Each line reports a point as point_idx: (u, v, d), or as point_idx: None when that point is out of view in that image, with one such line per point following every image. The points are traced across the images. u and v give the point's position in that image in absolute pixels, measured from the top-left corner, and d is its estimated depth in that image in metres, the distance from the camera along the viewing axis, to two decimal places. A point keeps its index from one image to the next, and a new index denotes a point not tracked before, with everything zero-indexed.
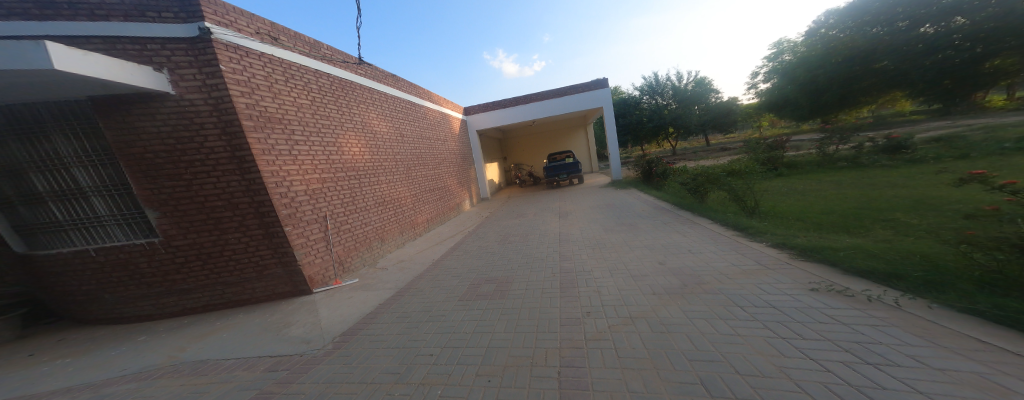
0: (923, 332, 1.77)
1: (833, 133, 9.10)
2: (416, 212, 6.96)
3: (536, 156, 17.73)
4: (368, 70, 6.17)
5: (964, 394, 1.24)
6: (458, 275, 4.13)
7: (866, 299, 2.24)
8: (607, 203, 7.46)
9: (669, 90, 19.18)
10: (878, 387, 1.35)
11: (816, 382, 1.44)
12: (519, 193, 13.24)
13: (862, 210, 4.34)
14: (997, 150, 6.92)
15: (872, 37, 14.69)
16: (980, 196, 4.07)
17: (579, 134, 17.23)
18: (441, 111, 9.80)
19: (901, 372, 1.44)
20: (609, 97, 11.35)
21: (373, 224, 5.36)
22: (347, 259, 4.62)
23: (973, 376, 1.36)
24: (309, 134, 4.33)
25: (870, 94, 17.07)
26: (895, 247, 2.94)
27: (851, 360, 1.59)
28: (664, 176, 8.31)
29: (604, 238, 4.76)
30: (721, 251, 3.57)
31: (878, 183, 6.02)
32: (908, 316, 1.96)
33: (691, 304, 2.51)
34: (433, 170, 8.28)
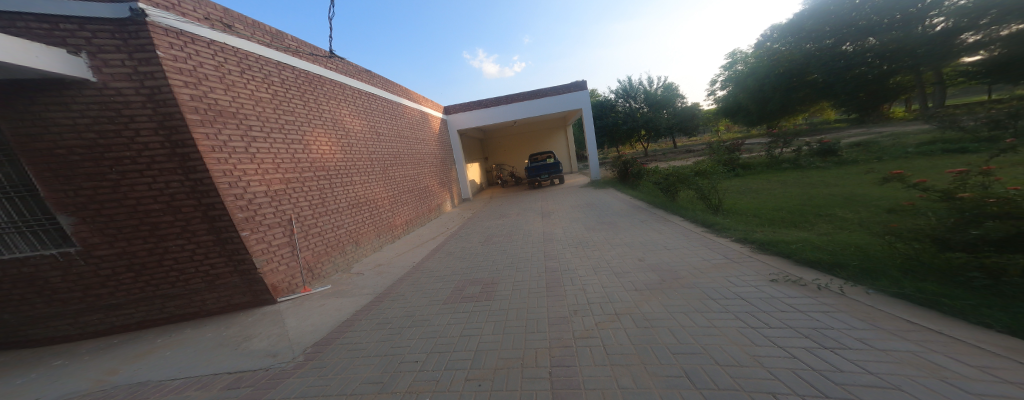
0: (866, 316, 2.00)
1: (777, 138, 10.07)
2: (394, 214, 6.70)
3: (516, 156, 17.79)
4: (339, 64, 5.85)
5: (905, 372, 1.43)
6: (440, 277, 4.05)
7: (817, 288, 2.50)
8: (587, 202, 7.66)
9: (641, 94, 20.11)
10: (838, 370, 1.51)
11: (785, 369, 1.57)
12: (499, 194, 13.23)
13: (807, 205, 4.86)
14: (903, 153, 8.12)
15: (806, 51, 17.51)
16: (896, 193, 4.74)
17: (556, 135, 17.60)
18: (420, 109, 9.53)
19: (853, 354, 1.63)
20: (585, 99, 11.70)
21: (347, 227, 5.08)
22: (317, 265, 4.33)
23: (910, 354, 1.57)
24: (270, 130, 4.00)
25: (805, 103, 19.67)
26: (837, 240, 3.30)
27: (812, 346, 1.76)
28: (639, 175, 8.71)
29: (587, 237, 4.89)
30: (693, 247, 3.81)
31: (817, 181, 6.78)
32: (852, 302, 2.21)
33: (670, 298, 2.65)
34: (412, 170, 8.03)
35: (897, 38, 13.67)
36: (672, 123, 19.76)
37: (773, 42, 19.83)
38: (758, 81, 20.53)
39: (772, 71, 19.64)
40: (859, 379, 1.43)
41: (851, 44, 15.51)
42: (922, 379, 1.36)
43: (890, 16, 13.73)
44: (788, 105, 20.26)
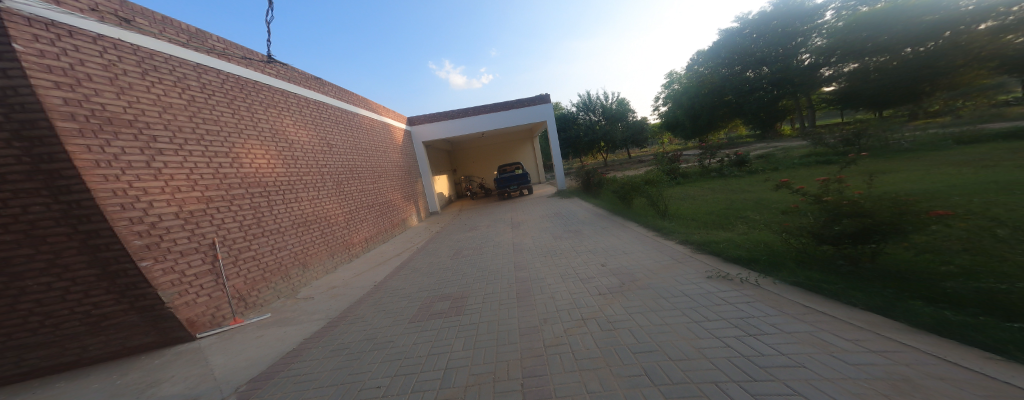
0: (775, 303, 2.37)
1: (706, 151, 11.47)
2: (351, 232, 6.23)
3: (481, 168, 17.78)
4: (281, 70, 5.34)
5: (806, 350, 1.72)
6: (403, 296, 3.85)
7: (739, 281, 2.88)
8: (555, 212, 7.89)
9: (599, 108, 21.44)
10: (760, 354, 1.75)
11: (724, 358, 1.78)
12: (467, 206, 12.96)
13: (731, 209, 5.55)
14: (793, 163, 9.80)
15: (722, 75, 21.48)
16: (788, 197, 5.67)
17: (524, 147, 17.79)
18: (381, 120, 9.13)
19: (771, 339, 1.90)
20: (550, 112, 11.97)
21: (290, 249, 4.57)
22: (250, 292, 3.81)
23: (809, 334, 1.88)
24: (184, 142, 3.46)
25: (724, 120, 22.85)
26: (753, 238, 3.85)
27: (739, 334, 2.02)
28: (599, 185, 9.19)
29: (555, 245, 5.04)
30: (645, 250, 4.15)
31: (737, 188, 7.87)
32: (764, 292, 2.60)
33: (629, 300, 2.84)
34: (372, 183, 7.58)
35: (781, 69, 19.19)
36: (626, 135, 21.29)
37: (701, 66, 22.98)
38: (689, 99, 23.20)
39: (699, 91, 22.60)
40: (775, 361, 1.67)
41: (752, 71, 20.56)
42: (817, 355, 1.64)
43: (776, 49, 19.43)
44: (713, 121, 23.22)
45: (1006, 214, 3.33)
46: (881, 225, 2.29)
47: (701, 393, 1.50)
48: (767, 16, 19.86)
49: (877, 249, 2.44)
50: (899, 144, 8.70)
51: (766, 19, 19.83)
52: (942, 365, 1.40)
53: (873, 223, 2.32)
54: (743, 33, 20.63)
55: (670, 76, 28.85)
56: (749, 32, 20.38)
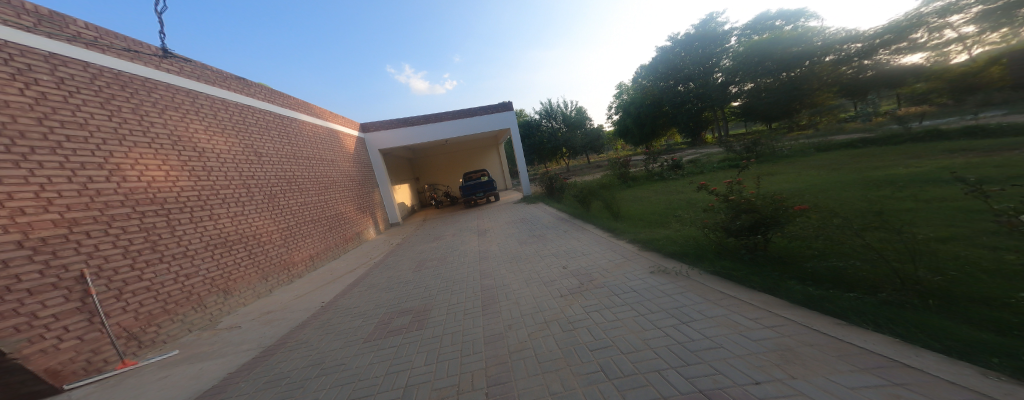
0: (701, 292, 2.79)
1: (650, 156, 12.57)
2: (290, 250, 5.59)
3: (445, 175, 17.33)
4: (185, 67, 4.54)
5: (722, 330, 2.14)
6: (354, 315, 3.55)
7: (674, 274, 3.24)
8: (521, 218, 7.95)
9: (559, 114, 21.80)
10: (691, 340, 2.06)
11: (665, 347, 2.01)
12: (433, 216, 12.39)
13: (674, 209, 6.08)
14: (713, 167, 11.28)
15: (660, 88, 23.92)
16: (703, 198, 6.57)
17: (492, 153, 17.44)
18: (327, 126, 8.50)
19: (699, 324, 2.26)
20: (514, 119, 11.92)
21: (205, 274, 3.92)
22: (146, 329, 3.15)
23: (725, 316, 2.33)
24: (38, 152, 2.68)
25: (663, 129, 25.27)
26: (685, 234, 4.30)
27: (675, 322, 2.32)
28: (562, 189, 9.44)
29: (520, 251, 5.07)
30: (601, 250, 4.37)
31: (676, 189, 8.72)
32: (696, 284, 2.98)
33: (587, 299, 2.97)
34: (316, 195, 6.91)
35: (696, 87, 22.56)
36: (586, 142, 22.21)
37: (645, 79, 25.20)
38: (636, 109, 25.25)
39: (642, 101, 24.79)
40: (702, 344, 1.99)
41: (682, 86, 23.22)
42: (732, 336, 2.04)
43: (697, 67, 22.60)
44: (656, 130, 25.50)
45: (873, 207, 4.14)
46: (767, 219, 2.89)
47: (648, 382, 1.67)
48: (691, 36, 22.87)
49: (765, 239, 3.01)
50: (782, 150, 10.83)
51: (691, 39, 22.83)
52: (811, 333, 1.94)
53: (761, 217, 2.90)
54: (674, 51, 23.44)
55: (619, 88, 31.21)
56: (678, 51, 23.19)
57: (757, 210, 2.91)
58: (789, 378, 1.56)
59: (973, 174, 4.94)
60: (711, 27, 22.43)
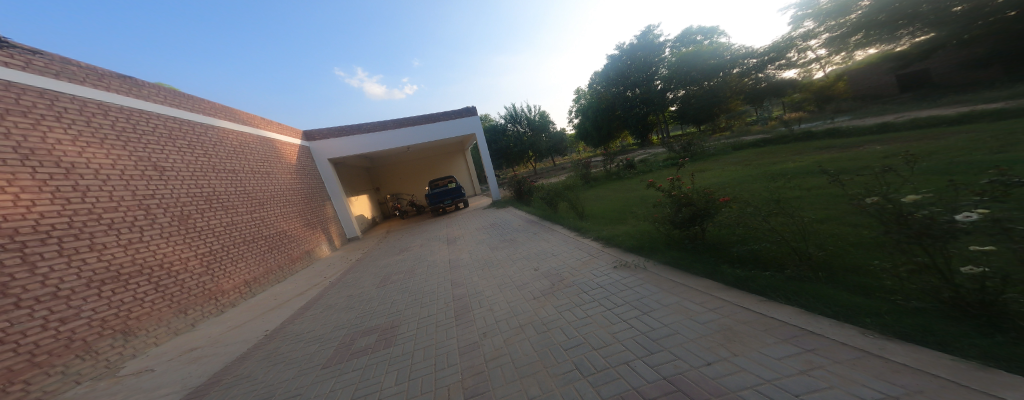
0: (657, 282, 3.04)
1: (608, 157, 13.28)
2: (216, 279, 4.78)
3: (407, 184, 16.67)
4: (50, 62, 3.58)
5: (678, 316, 2.41)
6: (308, 341, 3.23)
7: (634, 267, 3.47)
8: (490, 223, 7.88)
9: (524, 119, 22.07)
10: (652, 329, 2.30)
11: (631, 339, 2.22)
12: (396, 227, 11.81)
13: (633, 205, 6.45)
14: (661, 165, 12.22)
15: (613, 93, 25.50)
16: (652, 194, 7.10)
17: (458, 160, 16.91)
18: (259, 134, 7.42)
19: (659, 313, 2.50)
20: (478, 124, 11.81)
21: (89, 316, 3.18)
22: (6, 387, 2.50)
23: (679, 302, 2.62)
24: None
25: (618, 131, 26.93)
26: (643, 229, 4.60)
27: (638, 313, 2.55)
28: (529, 192, 9.54)
29: (491, 256, 5.02)
30: (569, 250, 4.50)
31: (633, 186, 9.29)
32: (652, 275, 3.22)
33: (559, 299, 3.04)
34: (251, 213, 6.08)
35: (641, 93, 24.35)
36: (550, 145, 22.75)
37: (600, 84, 26.70)
38: (593, 113, 26.65)
39: (597, 106, 26.24)
40: (662, 332, 2.24)
41: (631, 91, 24.92)
42: (685, 322, 2.31)
43: (642, 74, 24.53)
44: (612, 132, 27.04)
45: (799, 195, 4.73)
46: (700, 211, 3.40)
47: (619, 375, 1.86)
48: (634, 46, 24.78)
49: (701, 229, 3.50)
50: (717, 149, 12.14)
51: (634, 49, 24.65)
52: (742, 311, 2.32)
53: (696, 209, 3.40)
54: (621, 60, 25.16)
55: (577, 92, 32.65)
56: (625, 60, 24.93)
57: (693, 203, 3.41)
58: (732, 355, 1.86)
59: (865, 162, 5.92)
60: (649, 38, 24.39)
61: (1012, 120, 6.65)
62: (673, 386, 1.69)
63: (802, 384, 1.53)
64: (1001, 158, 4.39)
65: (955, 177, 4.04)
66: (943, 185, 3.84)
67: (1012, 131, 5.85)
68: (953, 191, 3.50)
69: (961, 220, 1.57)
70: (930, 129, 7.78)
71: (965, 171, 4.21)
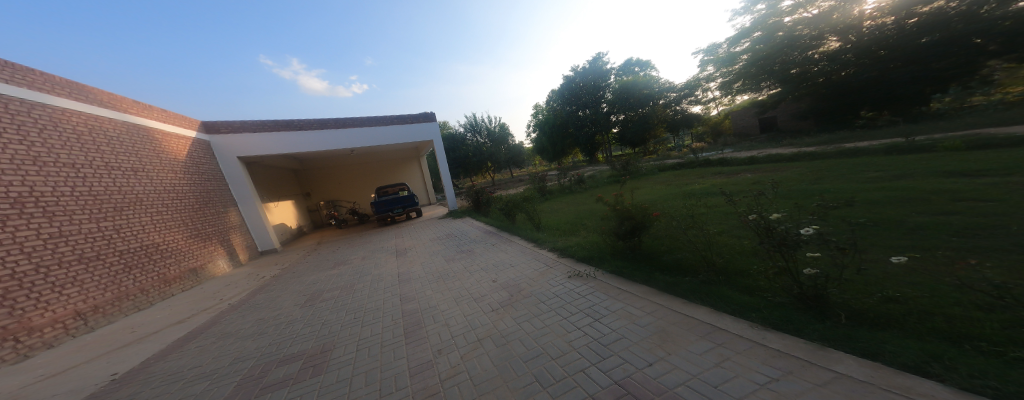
0: (605, 289, 3.22)
1: (562, 172, 13.90)
2: (16, 312, 3.54)
3: (348, 191, 15.23)
4: None
5: (624, 322, 2.54)
6: (192, 380, 2.63)
7: (585, 276, 3.62)
8: (446, 234, 7.53)
9: (485, 130, 22.20)
10: (603, 335, 2.40)
11: (586, 346, 2.27)
12: (332, 238, 10.54)
13: (588, 218, 6.76)
14: (610, 181, 13.16)
15: (567, 112, 27.24)
16: (602, 208, 7.57)
17: (409, 167, 15.97)
18: (127, 118, 5.91)
19: (610, 320, 2.60)
20: (436, 132, 11.45)
21: None
22: None
23: (626, 307, 2.79)
24: None
25: (571, 148, 28.48)
26: (592, 240, 4.85)
27: (590, 320, 2.63)
28: (488, 203, 9.39)
29: (446, 269, 4.76)
30: (526, 261, 4.52)
31: (588, 200, 9.79)
32: (602, 283, 3.38)
33: (518, 310, 3.00)
34: (101, 222, 4.74)
35: (591, 113, 26.40)
36: (508, 157, 22.96)
37: (556, 102, 28.35)
38: (549, 128, 27.97)
39: (553, 122, 27.63)
40: (611, 337, 2.34)
41: (583, 111, 26.88)
42: (630, 326, 2.46)
43: (592, 96, 26.69)
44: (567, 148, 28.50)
45: (723, 209, 5.49)
46: (639, 224, 3.73)
47: (576, 383, 1.88)
48: (586, 70, 27.00)
49: (639, 240, 3.84)
50: (657, 168, 13.55)
51: (586, 72, 26.89)
52: (670, 313, 2.56)
53: (636, 222, 3.71)
54: (575, 81, 27.13)
55: (536, 109, 34.11)
56: (578, 81, 26.95)
57: (633, 217, 3.70)
58: (668, 355, 2.02)
59: (766, 182, 7.14)
60: (598, 65, 26.87)
61: (821, 160, 8.86)
62: (623, 390, 1.77)
63: (718, 375, 1.76)
64: (823, 186, 5.78)
65: (798, 199, 5.19)
66: (790, 206, 4.90)
67: (846, 163, 7.68)
68: (798, 210, 4.48)
69: (803, 232, 2.03)
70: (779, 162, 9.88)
71: (801, 195, 5.46)
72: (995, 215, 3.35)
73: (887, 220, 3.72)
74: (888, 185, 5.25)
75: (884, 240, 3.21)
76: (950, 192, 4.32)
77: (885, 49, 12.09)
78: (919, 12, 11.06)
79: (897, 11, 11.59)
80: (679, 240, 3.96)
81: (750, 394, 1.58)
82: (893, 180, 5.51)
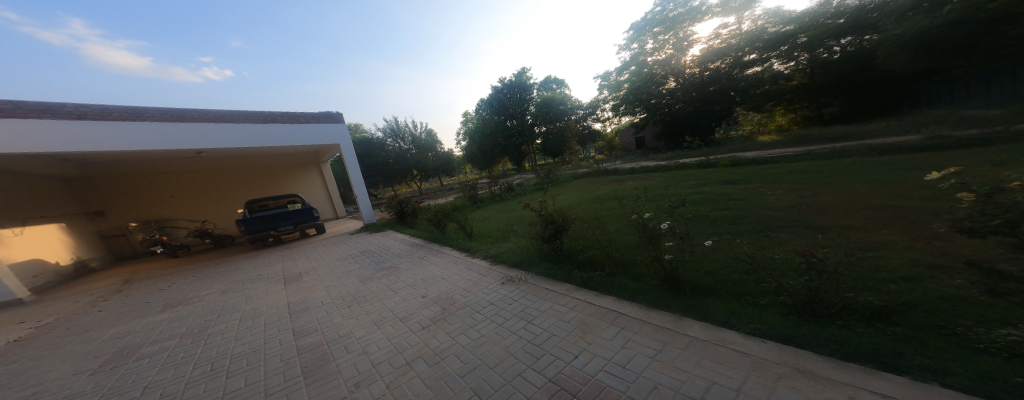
0: (536, 291, 3.34)
1: (492, 180, 13.93)
2: None
3: (203, 206, 10.53)
4: None
5: (554, 321, 2.66)
6: None
7: (516, 281, 3.71)
8: (362, 251, 6.63)
9: (407, 136, 20.80)
10: (536, 335, 2.47)
11: (523, 350, 2.30)
12: (192, 262, 7.97)
13: (518, 225, 6.88)
14: (537, 189, 13.78)
15: (497, 122, 27.82)
16: (530, 216, 7.81)
17: (310, 173, 12.58)
18: None
19: (541, 321, 2.70)
20: (343, 136, 9.17)
21: None
22: None
23: (554, 306, 2.95)
24: None
25: (500, 157, 29.00)
26: (523, 246, 4.99)
27: (524, 323, 2.69)
28: (414, 214, 8.66)
29: (364, 290, 4.21)
30: (459, 271, 4.36)
31: (517, 207, 9.99)
32: (532, 285, 3.51)
33: (452, 324, 2.86)
34: None
35: (518, 124, 27.52)
36: (436, 165, 21.91)
37: (486, 112, 28.73)
38: (481, 137, 28.06)
39: (483, 131, 27.90)
40: (543, 337, 2.43)
41: (511, 121, 27.84)
42: (557, 323, 2.61)
43: (519, 108, 27.91)
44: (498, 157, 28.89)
45: (627, 211, 6.29)
46: (560, 227, 4.03)
47: (514, 389, 1.89)
48: (512, 83, 28.00)
49: (561, 242, 4.13)
50: (577, 177, 14.80)
51: (512, 85, 27.99)
52: (585, 305, 2.84)
53: (557, 226, 4.01)
54: (502, 92, 27.99)
55: (466, 116, 33.89)
56: (505, 92, 27.91)
57: (555, 221, 4.01)
58: (589, 345, 2.21)
59: (662, 187, 8.44)
60: (523, 79, 28.35)
61: (683, 168, 11.02)
62: (557, 386, 1.85)
63: (626, 356, 2.03)
64: (671, 190, 7.30)
65: (659, 200, 6.47)
66: (652, 206, 6.11)
67: (712, 172, 9.69)
68: (656, 210, 5.44)
69: (661, 227, 2.71)
70: (646, 172, 12.15)
71: (660, 197, 6.76)
72: (790, 207, 4.66)
73: (701, 214, 4.93)
74: (739, 188, 6.78)
75: (700, 229, 4.31)
76: (726, 194, 6.00)
77: (696, 91, 17.74)
78: (709, 67, 17.50)
79: (703, 63, 17.56)
80: (590, 241, 4.41)
81: (648, 368, 1.88)
82: (731, 182, 7.19)
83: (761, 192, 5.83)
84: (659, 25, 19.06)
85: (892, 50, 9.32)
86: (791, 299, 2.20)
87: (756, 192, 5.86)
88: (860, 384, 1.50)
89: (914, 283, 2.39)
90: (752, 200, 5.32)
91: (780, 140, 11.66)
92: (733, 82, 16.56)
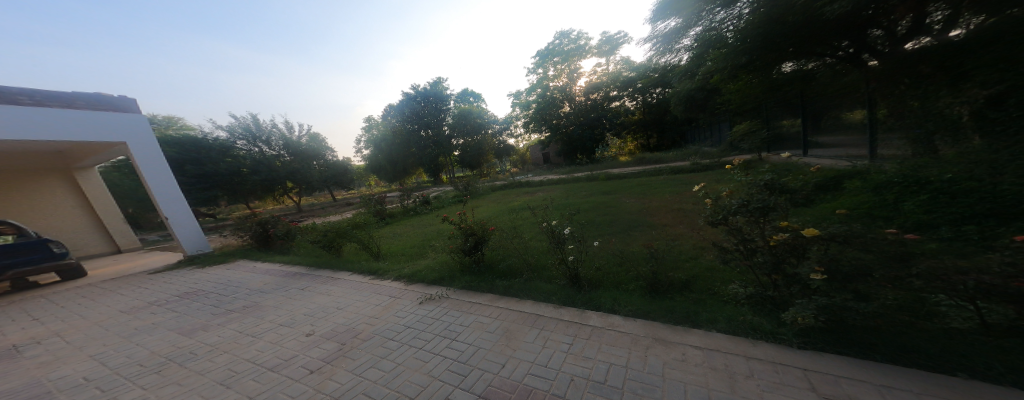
0: (458, 306, 3.19)
1: (405, 194, 13.05)
2: None
3: None
4: None
5: (473, 335, 2.56)
6: None
7: (437, 298, 3.46)
8: (218, 283, 5.09)
9: (276, 140, 17.63)
10: (461, 352, 2.33)
11: (445, 371, 2.13)
12: None
13: (429, 241, 6.50)
14: (451, 202, 13.44)
15: (410, 130, 26.29)
16: (446, 230, 7.53)
17: (62, 185, 8.35)
18: None
19: (466, 336, 2.56)
20: (144, 130, 6.68)
21: None
22: None
23: (477, 319, 2.84)
24: None
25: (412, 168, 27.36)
26: (440, 261, 4.77)
27: (448, 342, 2.51)
28: (288, 236, 7.08)
29: (223, 334, 3.24)
30: (364, 297, 3.83)
31: (428, 222, 9.52)
32: (454, 301, 3.33)
33: (356, 359, 2.45)
34: None
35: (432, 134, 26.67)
36: (324, 177, 19.30)
37: (398, 119, 26.74)
38: (391, 146, 25.98)
39: (394, 140, 25.97)
40: (469, 352, 2.31)
41: (426, 131, 26.76)
42: (482, 335, 2.53)
43: (434, 117, 27.00)
44: (411, 167, 27.20)
45: (533, 221, 6.66)
46: (480, 239, 4.01)
47: None
48: (428, 90, 26.88)
49: (482, 254, 4.09)
50: (486, 190, 14.95)
51: (427, 93, 26.83)
52: (506, 312, 2.85)
53: (478, 238, 3.98)
54: (416, 100, 26.58)
55: (371, 121, 30.70)
56: (419, 100, 26.57)
57: (475, 233, 3.97)
58: (513, 351, 2.20)
59: (563, 197, 9.22)
60: (440, 89, 27.80)
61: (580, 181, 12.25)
62: None
63: (547, 355, 2.10)
64: (572, 201, 8.09)
65: (562, 210, 7.09)
66: (558, 215, 6.65)
67: (606, 182, 11.06)
68: (561, 219, 5.96)
69: (563, 232, 3.02)
70: (553, 184, 13.19)
71: (563, 206, 7.42)
72: (659, 209, 5.74)
73: (586, 220, 5.55)
74: (623, 195, 7.91)
75: (593, 232, 4.88)
76: (603, 203, 7.03)
77: (583, 118, 20.55)
78: (591, 96, 20.77)
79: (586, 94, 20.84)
80: (509, 250, 4.54)
81: (564, 362, 1.98)
82: (610, 193, 8.40)
83: (623, 201, 6.94)
84: (558, 56, 21.57)
85: (677, 102, 13.75)
86: (644, 282, 2.75)
87: (622, 200, 6.98)
88: (686, 341, 1.97)
89: (695, 259, 3.30)
90: (619, 206, 6.40)
91: (628, 162, 14.48)
92: (603, 111, 20.30)
